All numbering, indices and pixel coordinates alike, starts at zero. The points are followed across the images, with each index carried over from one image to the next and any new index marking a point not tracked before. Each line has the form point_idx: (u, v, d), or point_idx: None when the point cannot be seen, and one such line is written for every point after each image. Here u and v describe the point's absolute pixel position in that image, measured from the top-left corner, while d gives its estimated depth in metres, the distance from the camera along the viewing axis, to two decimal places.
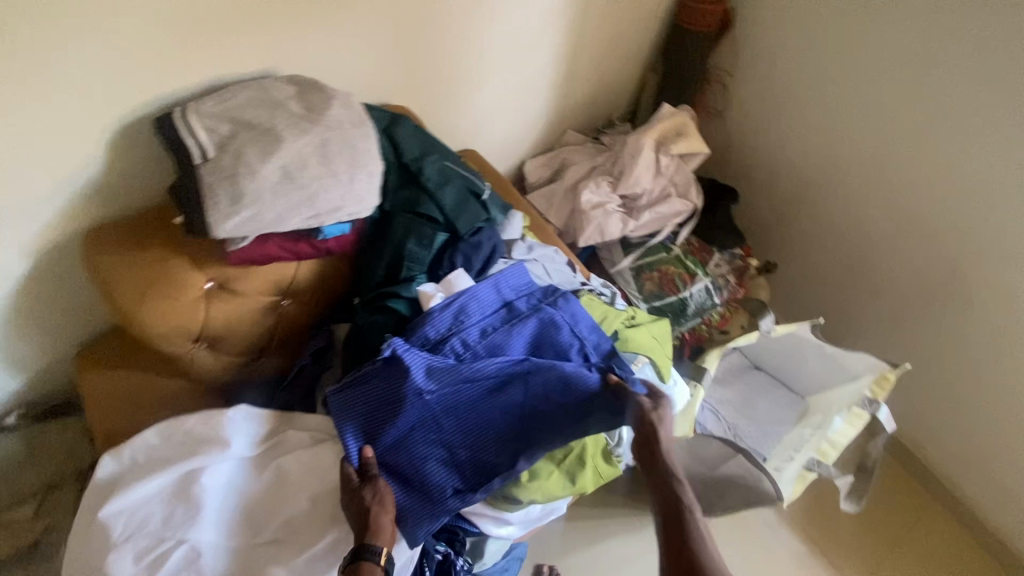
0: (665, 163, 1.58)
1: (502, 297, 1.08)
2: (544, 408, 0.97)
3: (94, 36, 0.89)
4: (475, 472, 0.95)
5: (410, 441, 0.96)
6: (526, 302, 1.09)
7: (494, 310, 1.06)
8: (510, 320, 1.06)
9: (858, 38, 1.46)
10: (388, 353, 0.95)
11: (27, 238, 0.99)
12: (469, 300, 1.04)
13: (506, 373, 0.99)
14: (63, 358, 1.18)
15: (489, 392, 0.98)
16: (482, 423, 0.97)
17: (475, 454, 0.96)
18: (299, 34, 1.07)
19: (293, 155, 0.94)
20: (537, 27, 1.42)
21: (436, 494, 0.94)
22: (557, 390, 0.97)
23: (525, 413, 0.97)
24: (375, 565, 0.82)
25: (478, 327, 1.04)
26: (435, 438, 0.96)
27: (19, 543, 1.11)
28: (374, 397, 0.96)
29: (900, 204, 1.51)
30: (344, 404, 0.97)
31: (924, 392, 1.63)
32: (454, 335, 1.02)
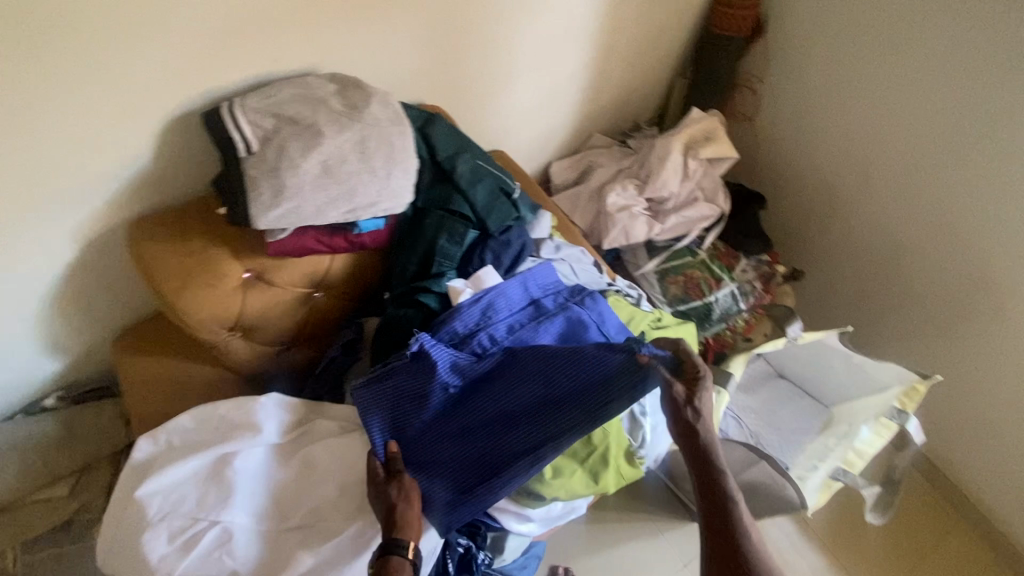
0: (693, 167, 1.58)
1: (529, 295, 1.09)
2: (567, 397, 0.94)
3: (147, 31, 0.92)
4: (503, 461, 0.93)
5: (437, 433, 0.96)
6: (553, 301, 1.09)
7: (521, 307, 1.07)
8: (537, 318, 1.07)
9: (896, 44, 1.43)
10: (416, 348, 0.97)
11: (75, 225, 1.03)
12: (497, 297, 1.05)
13: (529, 364, 0.97)
14: (102, 342, 1.22)
15: (512, 383, 0.97)
16: (505, 415, 0.95)
17: (501, 443, 0.94)
18: (340, 33, 1.10)
19: (333, 151, 0.97)
20: (570, 30, 1.44)
21: (459, 486, 0.93)
22: (579, 375, 0.93)
23: (549, 404, 0.95)
24: (404, 559, 0.83)
25: (506, 323, 1.05)
26: (460, 430, 0.96)
27: (55, 520, 1.16)
28: (400, 390, 0.98)
29: (934, 214, 1.48)
30: (370, 397, 0.98)
31: (952, 406, 1.60)
32: (482, 330, 1.04)
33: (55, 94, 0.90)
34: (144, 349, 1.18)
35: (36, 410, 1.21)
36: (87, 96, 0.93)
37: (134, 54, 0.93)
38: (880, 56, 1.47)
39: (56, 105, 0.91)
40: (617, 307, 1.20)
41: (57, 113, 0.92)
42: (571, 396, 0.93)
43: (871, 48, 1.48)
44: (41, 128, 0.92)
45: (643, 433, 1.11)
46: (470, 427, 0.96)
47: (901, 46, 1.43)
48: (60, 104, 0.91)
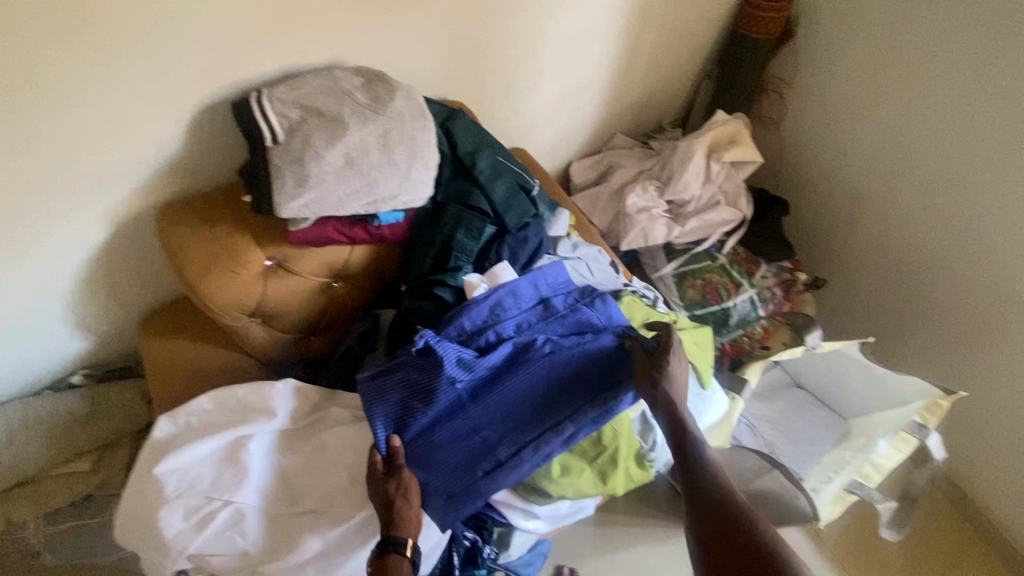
0: (716, 170, 1.56)
1: (539, 294, 1.09)
2: (572, 389, 0.97)
3: (180, 21, 0.94)
4: (508, 455, 0.93)
5: (441, 426, 0.95)
6: (563, 301, 1.09)
7: (529, 306, 1.07)
8: (547, 317, 1.07)
9: (930, 51, 1.40)
10: (421, 343, 0.97)
11: (106, 209, 1.07)
12: (508, 294, 1.06)
13: (534, 359, 1.00)
14: (129, 323, 1.26)
15: (518, 376, 0.98)
16: (514, 408, 0.96)
17: (506, 437, 0.94)
18: (367, 27, 1.12)
19: (357, 143, 0.98)
20: (595, 29, 1.43)
21: (465, 480, 0.91)
22: (582, 365, 0.99)
23: (554, 397, 0.97)
24: (402, 558, 0.84)
25: (514, 321, 1.05)
26: (466, 425, 0.95)
27: (76, 494, 1.18)
28: (405, 384, 0.96)
29: (964, 226, 1.44)
30: (373, 390, 0.96)
31: (975, 423, 1.55)
32: (491, 327, 1.04)
33: (91, 82, 0.93)
34: (168, 331, 1.21)
35: (63, 387, 1.25)
36: (121, 85, 0.95)
37: (167, 45, 0.95)
38: (913, 63, 1.43)
39: (92, 93, 0.94)
40: (632, 309, 1.17)
41: (94, 100, 0.95)
42: (577, 389, 0.97)
43: (904, 54, 1.44)
44: (78, 115, 0.95)
45: (654, 436, 1.11)
46: (477, 422, 0.95)
47: (935, 53, 1.39)
48: (97, 92, 0.94)
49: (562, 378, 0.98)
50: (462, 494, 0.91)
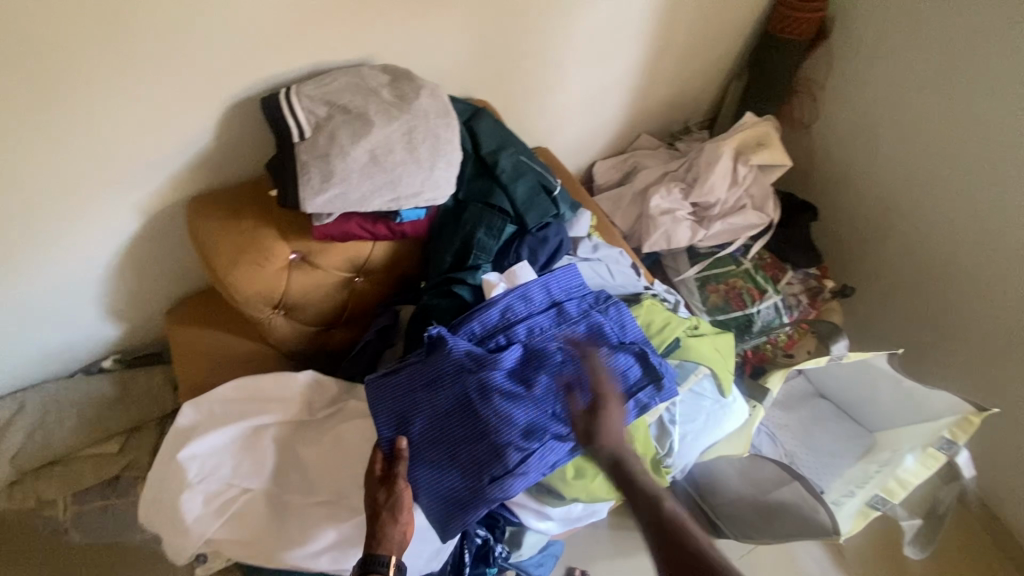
0: (743, 173, 1.53)
1: (551, 298, 1.08)
2: (583, 398, 0.96)
3: (213, 18, 0.96)
4: (517, 460, 0.90)
5: (447, 427, 0.93)
6: (577, 306, 1.08)
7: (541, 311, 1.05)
8: (561, 322, 1.05)
9: (973, 56, 1.35)
10: (433, 336, 0.98)
11: (138, 200, 1.10)
12: (521, 297, 1.05)
13: (542, 367, 0.99)
14: (159, 310, 1.30)
15: (526, 381, 0.97)
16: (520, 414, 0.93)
17: (516, 439, 0.91)
18: (395, 25, 1.13)
19: (381, 140, 0.99)
20: (623, 29, 1.42)
21: (472, 485, 0.91)
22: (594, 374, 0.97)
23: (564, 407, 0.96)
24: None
25: (526, 326, 1.03)
26: (470, 428, 0.93)
27: (104, 474, 1.23)
28: (411, 387, 0.96)
29: (1003, 237, 1.38)
30: (378, 391, 0.97)
31: (1006, 442, 1.50)
32: (502, 331, 1.02)
33: (128, 77, 0.96)
34: (195, 320, 1.24)
35: (94, 371, 1.30)
36: (158, 81, 0.98)
37: (202, 42, 0.98)
38: (954, 67, 1.38)
39: (129, 87, 0.97)
40: (652, 313, 1.14)
41: (131, 95, 0.98)
42: (587, 399, 0.97)
43: (945, 58, 1.39)
44: (116, 109, 0.98)
45: (671, 441, 1.09)
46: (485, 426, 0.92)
47: (979, 57, 1.34)
48: (134, 87, 0.97)
49: (572, 386, 0.96)
50: (468, 500, 0.90)
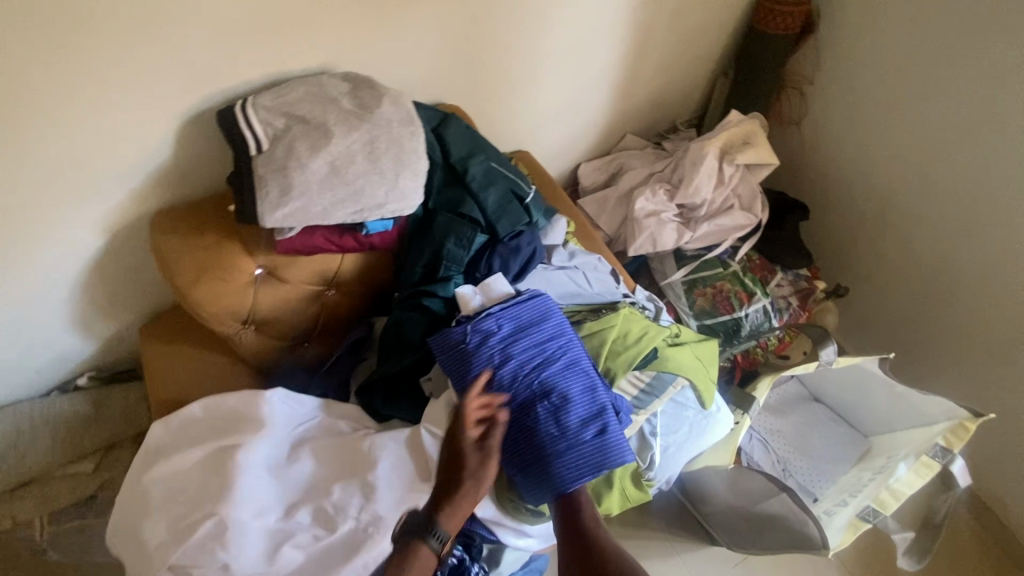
0: (729, 173, 1.49)
1: (517, 325, 1.00)
2: (576, 427, 0.92)
3: (164, 31, 0.93)
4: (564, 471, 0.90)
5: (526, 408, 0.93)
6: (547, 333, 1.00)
7: (543, 328, 1.00)
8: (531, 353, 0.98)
9: (964, 49, 1.29)
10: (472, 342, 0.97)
11: (100, 217, 1.07)
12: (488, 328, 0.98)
13: (522, 407, 0.93)
14: (132, 327, 1.28)
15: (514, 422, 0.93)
16: (536, 433, 0.91)
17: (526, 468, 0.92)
18: (359, 30, 1.09)
19: (341, 151, 0.96)
20: (599, 28, 1.38)
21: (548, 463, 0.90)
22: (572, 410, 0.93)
23: (555, 432, 0.91)
24: (431, 551, 0.78)
25: (525, 343, 0.98)
26: (526, 427, 0.92)
27: (79, 493, 1.20)
28: (489, 359, 0.96)
29: (1000, 235, 1.33)
30: (460, 360, 0.96)
31: (1006, 449, 1.45)
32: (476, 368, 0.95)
33: (84, 91, 0.93)
34: (168, 336, 1.22)
35: (69, 389, 1.27)
36: (114, 94, 0.96)
37: (157, 54, 0.95)
38: (944, 60, 1.33)
39: (84, 101, 0.94)
40: (629, 322, 1.10)
41: (88, 109, 0.95)
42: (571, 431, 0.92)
43: (936, 50, 1.34)
44: (74, 124, 0.95)
45: (651, 455, 1.05)
46: (527, 429, 0.92)
47: (971, 48, 1.28)
48: (86, 104, 0.94)
49: (552, 421, 0.92)
50: (545, 477, 0.90)
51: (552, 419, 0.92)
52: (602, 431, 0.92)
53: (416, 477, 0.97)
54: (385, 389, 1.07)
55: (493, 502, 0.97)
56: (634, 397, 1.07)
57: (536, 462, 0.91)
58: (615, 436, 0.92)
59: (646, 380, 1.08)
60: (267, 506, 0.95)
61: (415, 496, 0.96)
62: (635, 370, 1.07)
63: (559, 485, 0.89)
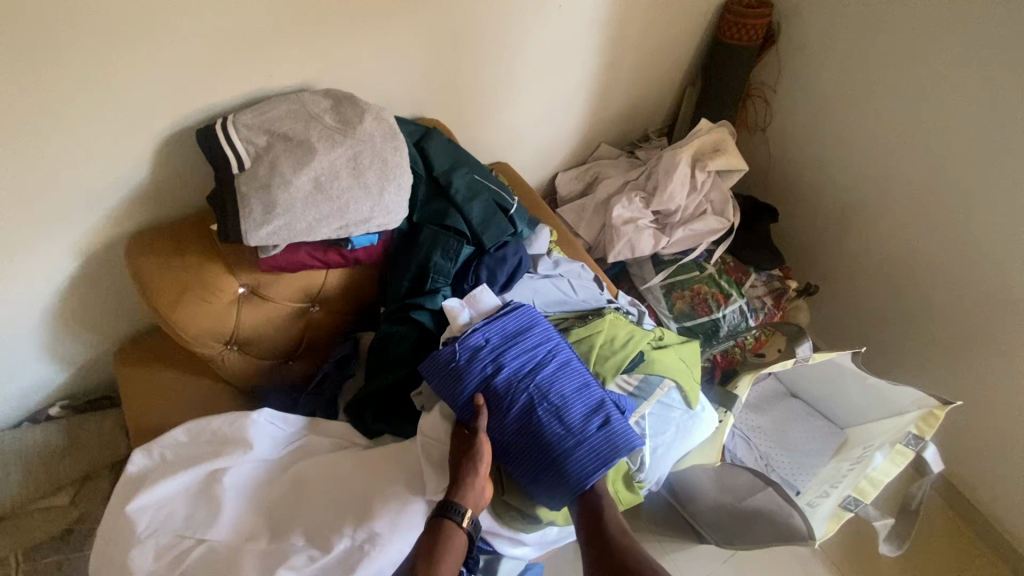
0: (702, 180, 1.53)
1: (506, 334, 1.01)
2: (579, 422, 0.93)
3: (138, 50, 0.92)
4: (578, 466, 0.91)
5: (527, 412, 0.94)
6: (535, 336, 1.01)
7: (531, 334, 1.01)
8: (523, 359, 0.98)
9: (913, 58, 1.38)
10: (462, 359, 0.97)
11: (72, 240, 1.04)
12: (477, 342, 0.99)
13: (522, 414, 0.94)
14: (106, 352, 1.24)
15: (517, 427, 0.94)
16: (543, 435, 0.92)
17: (539, 473, 0.92)
18: (339, 48, 1.10)
19: (326, 167, 0.96)
20: (573, 42, 1.42)
21: (561, 460, 0.91)
22: (573, 407, 0.95)
23: (560, 431, 0.92)
24: (457, 525, 0.85)
25: (516, 351, 0.99)
26: (530, 431, 0.93)
27: (53, 528, 1.14)
28: (482, 371, 0.96)
29: (956, 231, 1.41)
30: (453, 377, 0.96)
31: (971, 434, 1.53)
32: (471, 384, 0.96)
33: (55, 111, 0.91)
34: (144, 359, 1.18)
35: (41, 420, 1.22)
36: (87, 115, 0.94)
37: (133, 73, 0.94)
38: (895, 68, 1.42)
39: (54, 121, 0.92)
40: (615, 327, 1.13)
41: (61, 129, 0.93)
42: (577, 427, 0.93)
43: (887, 59, 1.42)
44: (46, 145, 0.93)
45: (642, 456, 1.06)
46: (532, 434, 0.93)
47: (919, 57, 1.37)
48: (57, 126, 0.92)
49: (554, 420, 0.93)
50: (559, 475, 0.91)
51: (555, 418, 0.93)
52: (606, 422, 0.94)
53: (409, 491, 0.94)
54: (374, 404, 1.08)
55: (490, 511, 0.98)
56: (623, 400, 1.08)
57: (548, 463, 0.91)
58: (619, 424, 0.94)
59: (636, 383, 1.10)
60: (258, 531, 0.93)
61: (411, 512, 0.92)
62: (623, 373, 1.09)
63: (575, 482, 0.91)
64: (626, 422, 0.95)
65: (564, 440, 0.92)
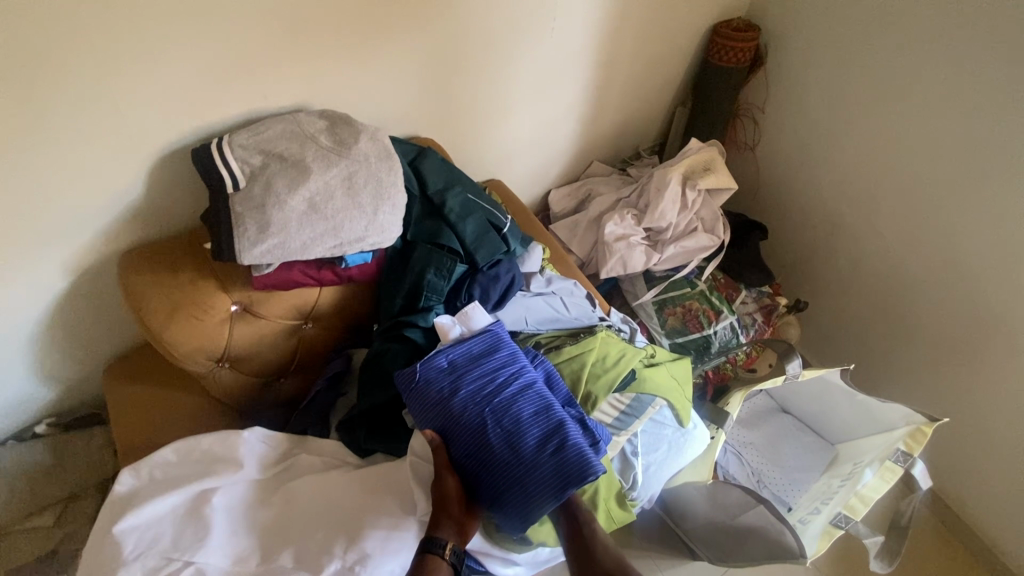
0: (692, 198, 1.56)
1: (468, 356, 0.99)
2: (533, 451, 0.89)
3: (134, 71, 0.93)
4: (530, 495, 0.87)
5: (482, 438, 0.91)
6: (498, 359, 0.99)
7: (495, 357, 0.99)
8: (482, 381, 0.96)
9: (895, 81, 1.41)
10: (420, 380, 0.96)
11: (63, 257, 1.04)
12: (437, 363, 0.98)
13: (476, 439, 0.91)
14: (96, 369, 1.22)
15: (471, 452, 0.91)
16: (498, 462, 0.90)
17: (494, 501, 0.90)
18: (336, 71, 1.12)
19: (320, 187, 0.97)
20: (566, 63, 1.45)
21: (514, 489, 0.88)
22: (531, 433, 0.91)
23: (515, 457, 0.89)
24: (439, 558, 0.84)
25: (476, 373, 0.97)
26: (485, 458, 0.90)
27: (37, 550, 1.11)
28: (439, 393, 0.95)
29: (940, 248, 1.43)
30: (413, 397, 0.96)
31: (958, 450, 1.55)
32: (429, 406, 0.95)
33: (49, 130, 0.91)
34: (136, 377, 1.18)
35: (26, 438, 1.20)
36: (81, 134, 0.94)
37: (128, 90, 0.94)
38: (878, 89, 1.45)
39: (49, 140, 0.92)
40: (607, 345, 1.14)
41: (53, 144, 0.93)
42: (533, 454, 0.89)
43: (871, 80, 1.46)
44: (39, 163, 0.93)
45: (634, 474, 1.07)
46: (486, 461, 0.91)
47: (900, 80, 1.40)
48: (51, 145, 0.93)
49: (509, 446, 0.90)
50: (513, 504, 0.88)
51: (511, 444, 0.90)
52: (563, 449, 0.89)
53: (400, 512, 0.94)
54: (366, 423, 1.06)
55: (480, 530, 0.96)
56: (615, 419, 1.08)
57: (503, 492, 0.89)
58: (576, 451, 0.89)
59: (627, 402, 1.10)
60: (248, 552, 0.92)
61: (401, 534, 0.92)
62: (615, 392, 1.09)
63: (530, 512, 0.87)
64: (585, 448, 0.89)
65: (522, 469, 0.89)
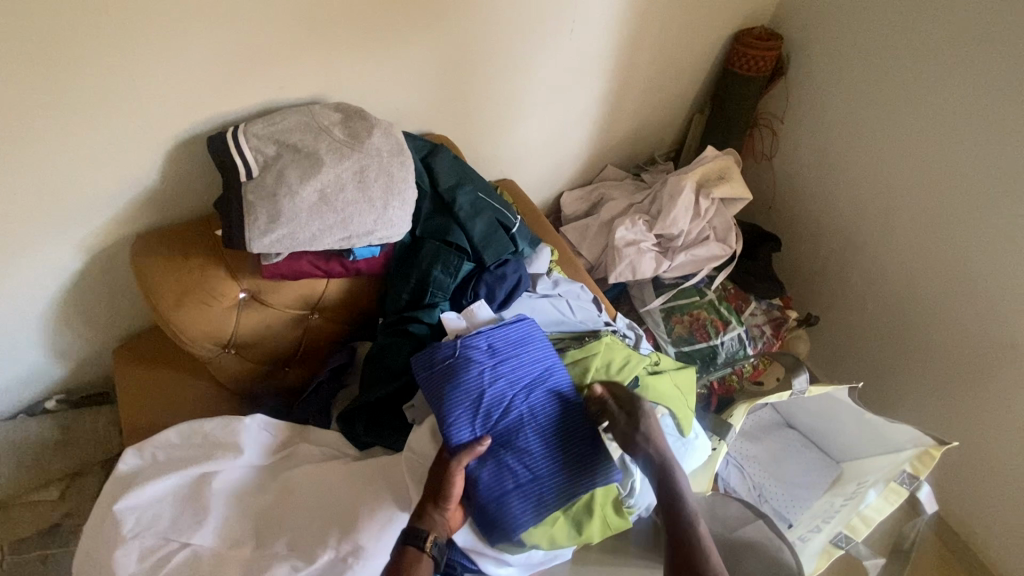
0: (705, 206, 1.54)
1: (506, 346, 1.03)
2: (557, 444, 0.96)
3: (153, 57, 0.95)
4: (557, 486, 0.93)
5: (516, 426, 0.96)
6: (533, 352, 1.04)
7: (531, 349, 1.04)
8: (520, 371, 1.00)
9: (916, 96, 1.39)
10: (461, 360, 0.98)
11: (78, 238, 1.06)
12: (478, 348, 1.00)
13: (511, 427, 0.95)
14: (105, 349, 1.24)
15: (502, 441, 0.94)
16: (527, 451, 0.94)
17: (516, 491, 0.92)
18: (352, 65, 1.13)
19: (331, 179, 0.97)
20: (583, 66, 1.44)
21: (540, 480, 0.93)
22: (562, 427, 0.98)
23: (545, 449, 0.95)
24: (420, 552, 0.86)
25: (513, 362, 1.01)
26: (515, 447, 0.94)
27: (39, 523, 1.12)
28: (480, 376, 0.97)
29: (956, 269, 1.41)
30: (449, 375, 0.96)
31: (967, 475, 1.51)
32: (467, 387, 0.96)
33: (69, 113, 0.93)
34: (143, 359, 1.19)
35: (36, 413, 1.22)
36: (99, 117, 0.96)
37: (147, 77, 0.96)
38: (900, 104, 1.43)
39: (68, 122, 0.94)
40: (611, 351, 1.14)
41: (73, 127, 0.95)
42: (562, 448, 0.96)
43: (892, 94, 1.44)
44: (58, 144, 0.95)
45: (633, 482, 1.00)
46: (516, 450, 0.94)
47: (921, 96, 1.38)
48: (69, 127, 0.94)
49: (541, 438, 0.96)
50: (537, 495, 0.92)
51: (542, 437, 0.96)
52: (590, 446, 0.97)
53: (395, 506, 0.93)
54: (366, 415, 1.06)
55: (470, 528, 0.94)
56: None
57: (528, 482, 0.93)
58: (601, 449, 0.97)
59: None
60: (244, 537, 0.93)
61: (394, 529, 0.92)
62: None
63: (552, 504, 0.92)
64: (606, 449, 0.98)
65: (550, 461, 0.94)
